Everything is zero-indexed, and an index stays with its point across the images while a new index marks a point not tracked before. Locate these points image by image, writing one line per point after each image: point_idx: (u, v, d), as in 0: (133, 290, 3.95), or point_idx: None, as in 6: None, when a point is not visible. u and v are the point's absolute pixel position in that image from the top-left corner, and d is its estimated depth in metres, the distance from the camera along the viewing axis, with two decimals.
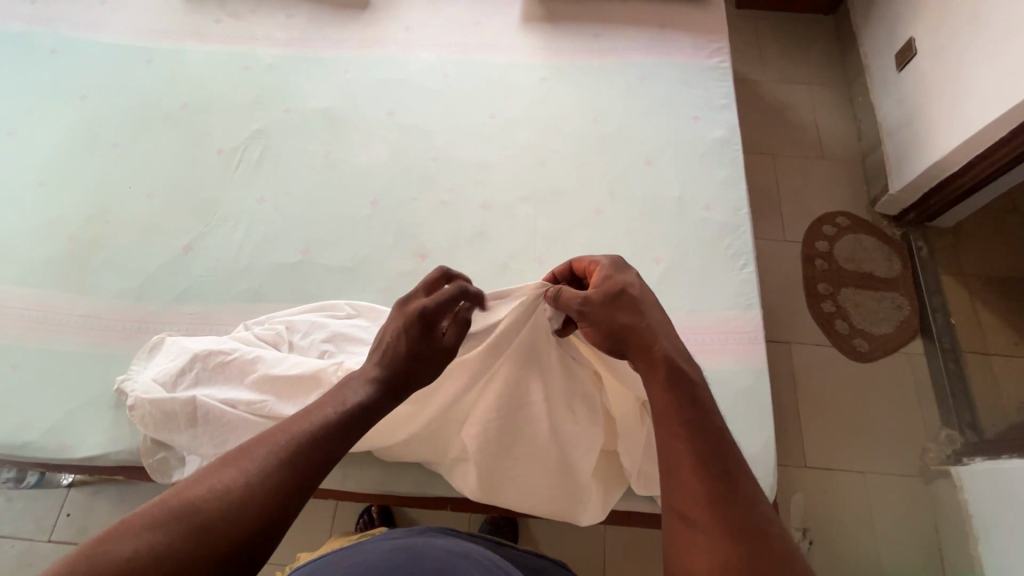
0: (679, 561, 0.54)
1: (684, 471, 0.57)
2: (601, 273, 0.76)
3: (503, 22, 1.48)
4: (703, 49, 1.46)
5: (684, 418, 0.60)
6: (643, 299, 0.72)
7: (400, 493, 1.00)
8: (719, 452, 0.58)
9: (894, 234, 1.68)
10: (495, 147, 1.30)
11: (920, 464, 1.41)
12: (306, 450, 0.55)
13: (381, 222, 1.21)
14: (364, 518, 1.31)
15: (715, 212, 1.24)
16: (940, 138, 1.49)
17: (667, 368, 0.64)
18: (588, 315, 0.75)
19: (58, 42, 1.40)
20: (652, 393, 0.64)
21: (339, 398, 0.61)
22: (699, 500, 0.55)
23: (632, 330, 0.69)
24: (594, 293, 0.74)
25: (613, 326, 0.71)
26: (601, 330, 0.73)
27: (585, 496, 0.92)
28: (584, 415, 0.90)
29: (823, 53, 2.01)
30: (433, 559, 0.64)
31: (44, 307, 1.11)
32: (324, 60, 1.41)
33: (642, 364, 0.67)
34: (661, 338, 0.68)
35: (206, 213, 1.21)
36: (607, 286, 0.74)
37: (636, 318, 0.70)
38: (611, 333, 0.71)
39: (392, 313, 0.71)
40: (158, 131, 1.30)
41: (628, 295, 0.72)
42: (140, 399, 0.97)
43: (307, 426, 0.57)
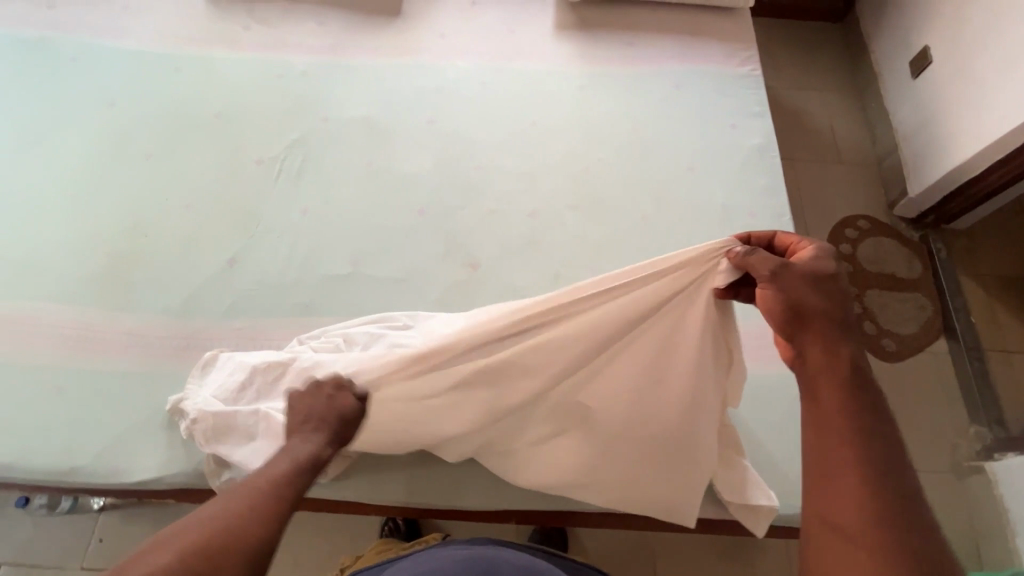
0: (827, 561, 0.58)
1: (843, 486, 0.60)
2: (811, 253, 0.72)
3: (537, 30, 1.48)
4: (734, 57, 1.48)
5: (845, 429, 0.62)
6: (840, 293, 0.69)
7: (468, 507, 0.98)
8: (884, 466, 0.60)
9: (913, 236, 1.73)
10: (538, 155, 1.30)
11: (952, 461, 1.45)
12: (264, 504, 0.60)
13: (429, 231, 1.20)
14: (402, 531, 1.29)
15: (759, 219, 1.25)
16: (960, 144, 1.54)
17: (830, 373, 0.65)
18: (781, 278, 0.70)
19: (80, 49, 1.35)
20: (811, 397, 0.65)
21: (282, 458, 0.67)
22: (859, 511, 0.58)
23: (823, 316, 0.67)
24: (799, 265, 0.70)
25: (812, 306, 0.68)
26: (785, 300, 0.69)
27: (670, 496, 0.91)
28: (679, 416, 0.87)
29: (834, 60, 2.05)
30: (508, 570, 0.69)
31: (85, 325, 1.07)
32: (358, 68, 1.38)
33: (815, 348, 0.66)
34: (834, 330, 0.67)
35: (249, 225, 1.18)
36: (817, 266, 0.70)
37: (828, 304, 0.68)
38: (794, 304, 0.68)
39: (305, 398, 0.78)
40: (192, 140, 1.27)
41: (834, 284, 0.69)
42: (202, 413, 0.94)
43: (261, 484, 0.62)
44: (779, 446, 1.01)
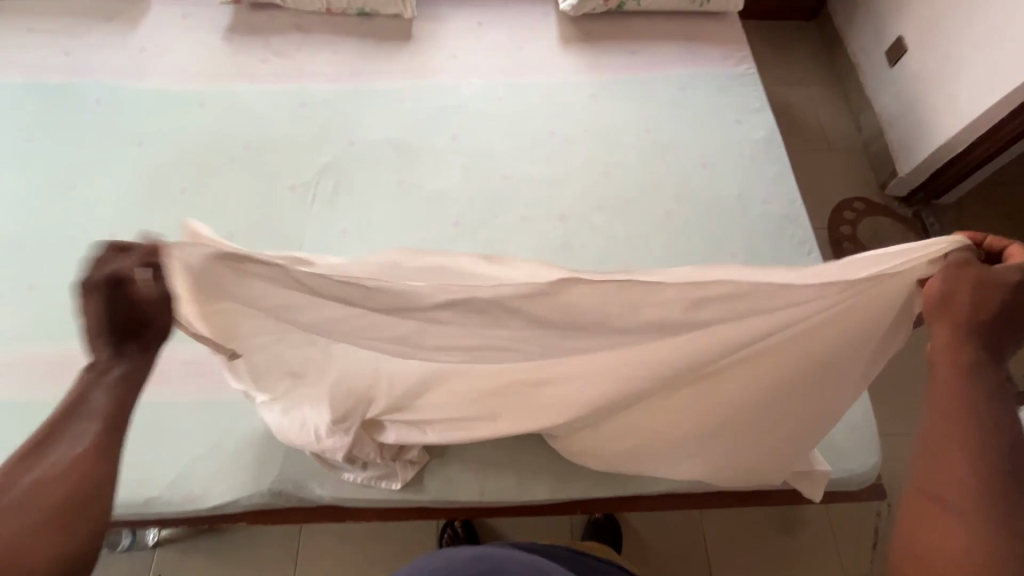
0: (914, 531, 0.53)
1: (954, 459, 0.54)
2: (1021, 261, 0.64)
3: (543, 44, 1.55)
4: (730, 58, 1.57)
5: (969, 406, 0.56)
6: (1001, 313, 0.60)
7: (538, 501, 1.02)
8: (1005, 455, 0.54)
9: (906, 214, 1.84)
10: (561, 162, 1.36)
11: None
12: (82, 471, 0.58)
13: (466, 242, 1.24)
14: (450, 534, 1.31)
15: (774, 206, 1.33)
16: (943, 124, 1.66)
17: (962, 355, 0.59)
18: (953, 271, 0.65)
19: (104, 91, 1.39)
20: (937, 371, 0.59)
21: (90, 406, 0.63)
22: (965, 487, 0.52)
23: (987, 313, 0.61)
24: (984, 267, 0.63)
25: (977, 302, 0.61)
26: (945, 287, 0.64)
27: (762, 473, 0.97)
28: (793, 406, 0.90)
29: (814, 54, 2.17)
30: (515, 570, 0.72)
31: None
32: (378, 92, 1.44)
33: (941, 338, 0.61)
34: (991, 323, 0.60)
35: (291, 248, 1.22)
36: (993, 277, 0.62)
37: (980, 312, 0.60)
38: (946, 292, 0.64)
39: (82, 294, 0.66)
40: (225, 172, 1.30)
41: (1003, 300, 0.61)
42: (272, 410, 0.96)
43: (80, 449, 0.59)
44: None
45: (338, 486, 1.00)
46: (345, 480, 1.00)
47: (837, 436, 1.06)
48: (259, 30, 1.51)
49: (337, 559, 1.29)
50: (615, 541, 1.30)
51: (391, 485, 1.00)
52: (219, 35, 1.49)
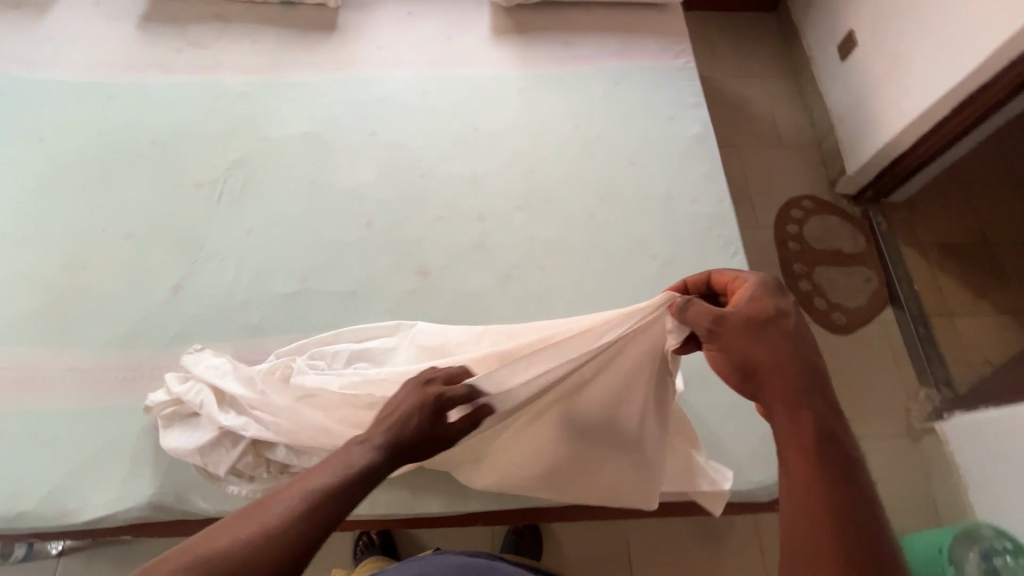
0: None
1: (811, 540, 0.54)
2: (750, 294, 0.68)
3: (475, 36, 1.50)
4: (669, 51, 1.52)
5: (813, 475, 0.57)
6: (791, 338, 0.65)
7: (429, 514, 0.98)
8: (861, 519, 0.55)
9: (855, 212, 1.80)
10: (484, 158, 1.31)
11: (906, 423, 1.51)
12: (314, 516, 0.51)
13: (378, 243, 1.20)
14: (365, 543, 1.28)
15: (702, 205, 1.29)
16: (889, 120, 1.62)
17: (788, 424, 0.61)
18: (721, 334, 0.67)
19: (7, 82, 1.33)
20: (781, 443, 0.61)
21: (345, 452, 0.58)
22: (830, 529, 0.54)
23: (774, 361, 0.64)
24: (733, 315, 0.67)
25: (762, 359, 0.64)
26: (735, 358, 0.66)
27: (634, 491, 0.93)
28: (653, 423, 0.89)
29: (770, 47, 2.12)
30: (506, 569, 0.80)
31: (24, 365, 1.04)
32: (297, 84, 1.38)
33: (768, 388, 0.63)
34: (794, 372, 0.63)
35: (192, 249, 1.17)
36: (756, 309, 0.67)
37: (776, 351, 0.64)
38: (743, 356, 0.65)
39: (407, 393, 0.67)
40: (129, 168, 1.24)
41: (774, 327, 0.65)
42: (169, 429, 0.96)
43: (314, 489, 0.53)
44: (730, 425, 1.05)
45: (220, 499, 0.96)
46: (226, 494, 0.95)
47: (745, 448, 1.03)
48: (176, 19, 1.45)
49: None
50: (535, 552, 1.27)
51: None
52: (133, 24, 1.43)
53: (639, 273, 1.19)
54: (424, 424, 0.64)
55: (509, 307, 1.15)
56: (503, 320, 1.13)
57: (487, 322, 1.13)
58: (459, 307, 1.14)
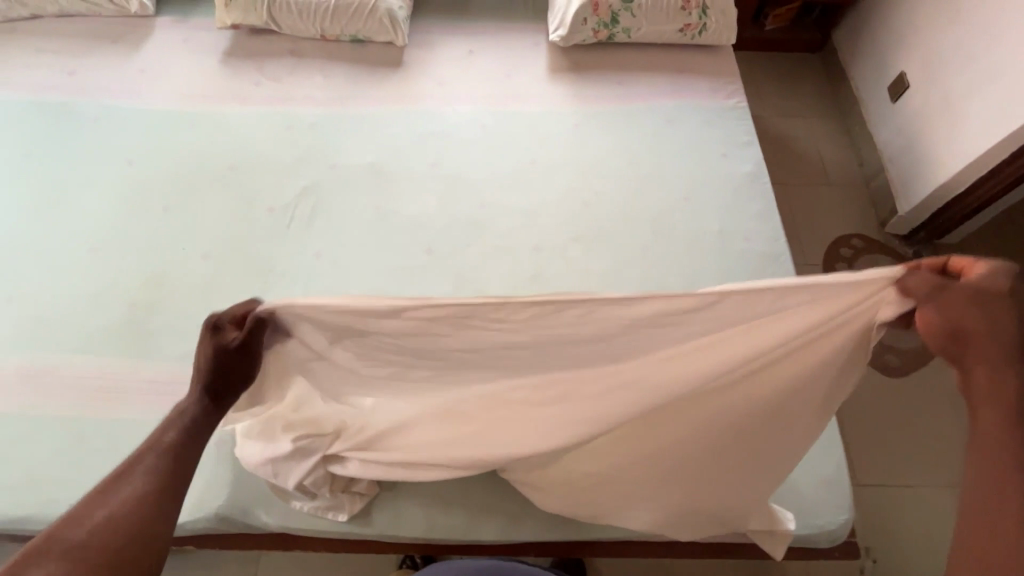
0: (979, 532, 0.61)
1: (1001, 501, 0.61)
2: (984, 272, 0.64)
3: (531, 74, 1.56)
4: (721, 91, 1.56)
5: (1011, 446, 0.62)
6: (1010, 319, 0.63)
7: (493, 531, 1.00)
8: None
9: (907, 253, 1.77)
10: (540, 191, 1.35)
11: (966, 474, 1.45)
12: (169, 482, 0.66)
13: (438, 269, 1.24)
14: (408, 566, 1.29)
15: (756, 243, 1.30)
16: (944, 162, 1.61)
17: (986, 400, 0.64)
18: (944, 303, 0.65)
19: (102, 110, 1.44)
20: (979, 399, 0.64)
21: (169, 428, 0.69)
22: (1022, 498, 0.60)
23: (986, 339, 0.64)
24: (963, 288, 0.64)
25: (981, 338, 0.64)
26: (947, 324, 0.65)
27: (738, 508, 0.94)
28: (770, 427, 0.87)
29: (817, 87, 2.14)
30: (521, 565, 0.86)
31: (106, 374, 1.10)
32: (364, 117, 1.46)
33: (975, 363, 0.64)
34: (1005, 348, 0.63)
35: (263, 270, 1.23)
36: (987, 288, 0.63)
37: (993, 330, 0.63)
38: (955, 325, 0.64)
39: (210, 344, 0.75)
40: (207, 192, 1.33)
41: (1000, 308, 0.63)
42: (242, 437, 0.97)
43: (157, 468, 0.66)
44: (790, 466, 1.03)
45: (285, 514, 0.98)
46: (290, 507, 0.98)
47: (807, 491, 1.01)
48: (255, 55, 1.55)
49: None
50: None
51: (338, 516, 0.98)
52: (216, 59, 1.54)
53: None
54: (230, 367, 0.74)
55: None
56: None
57: None
58: None
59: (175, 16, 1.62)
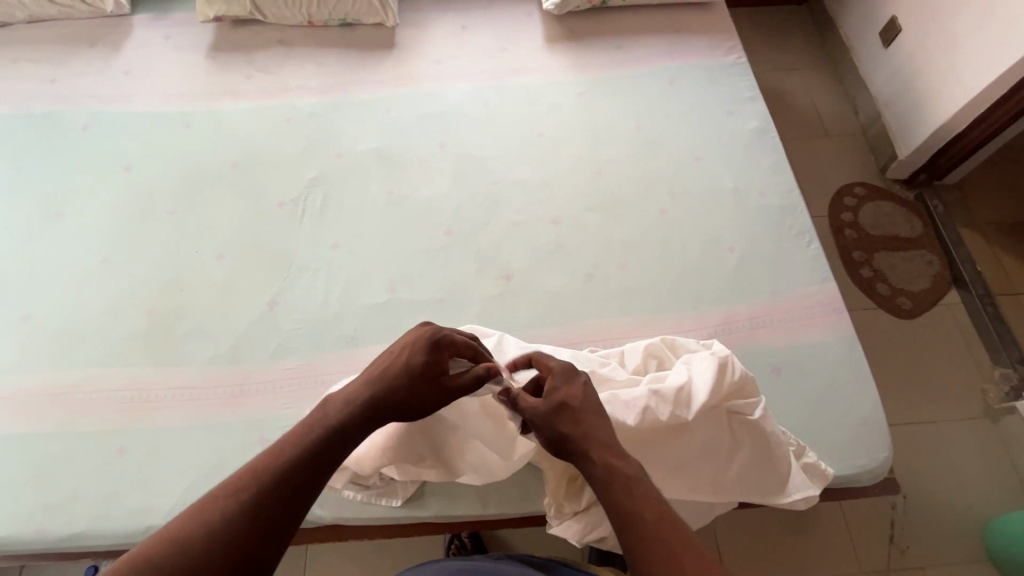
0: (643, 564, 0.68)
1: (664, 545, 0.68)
2: (551, 383, 0.85)
3: (528, 45, 1.53)
4: (720, 48, 1.55)
5: (638, 506, 0.72)
6: (583, 410, 0.82)
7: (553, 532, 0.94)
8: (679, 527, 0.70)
9: (909, 196, 1.79)
10: (551, 163, 1.34)
11: (984, 405, 1.49)
12: (281, 479, 0.71)
13: (460, 250, 1.23)
14: (456, 547, 1.30)
15: (771, 197, 1.30)
16: (942, 103, 1.62)
17: (601, 474, 0.76)
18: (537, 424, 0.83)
19: (91, 116, 1.38)
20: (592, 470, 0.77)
21: (306, 427, 0.78)
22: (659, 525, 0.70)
23: (596, 416, 0.82)
24: (541, 404, 0.83)
25: (543, 424, 0.82)
26: (546, 437, 0.82)
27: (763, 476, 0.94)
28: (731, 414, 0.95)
29: (806, 39, 2.14)
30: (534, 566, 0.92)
31: (136, 385, 1.08)
32: (364, 103, 1.42)
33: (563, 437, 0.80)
34: (573, 441, 0.80)
35: (282, 265, 1.20)
36: (552, 399, 0.83)
37: (574, 428, 0.81)
38: (551, 438, 0.82)
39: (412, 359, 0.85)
40: (213, 192, 1.29)
41: (567, 410, 0.82)
42: None
43: (271, 463, 0.72)
44: (829, 410, 1.06)
45: (339, 506, 0.98)
46: (343, 498, 0.98)
47: (848, 432, 1.04)
48: (243, 47, 1.50)
49: None
50: None
51: (391, 502, 0.98)
52: (202, 54, 1.49)
53: (718, 267, 1.21)
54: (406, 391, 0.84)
55: (594, 307, 1.17)
56: (589, 319, 1.16)
57: (575, 322, 1.15)
58: (546, 309, 1.16)
59: (153, 12, 1.55)
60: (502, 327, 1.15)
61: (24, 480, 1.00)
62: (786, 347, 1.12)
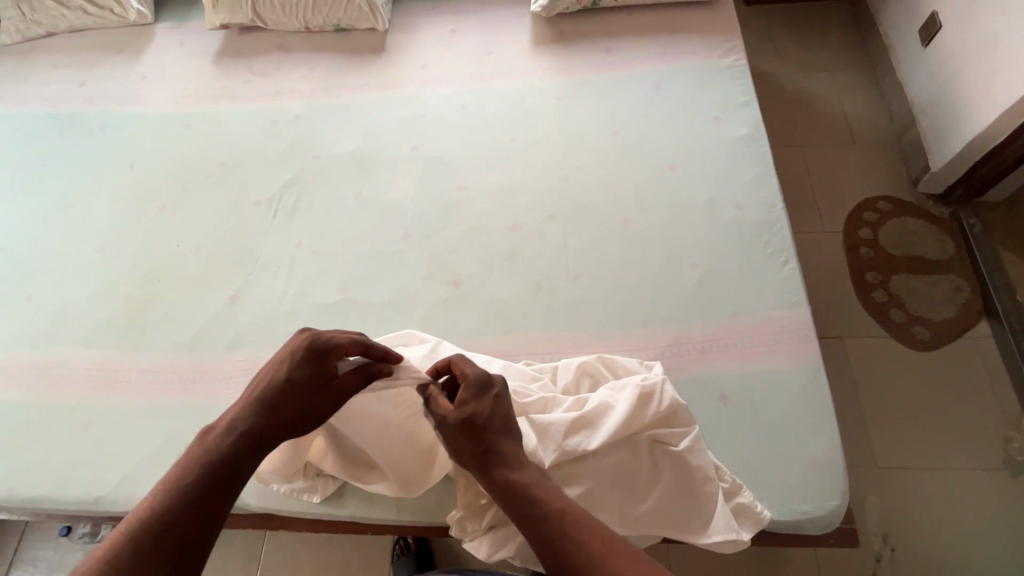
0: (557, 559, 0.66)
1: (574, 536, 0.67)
2: (463, 392, 0.81)
3: (515, 48, 1.51)
4: (718, 49, 1.45)
5: (539, 509, 0.71)
6: (494, 427, 0.79)
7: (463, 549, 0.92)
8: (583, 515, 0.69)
9: (942, 214, 1.60)
10: (517, 169, 1.32)
11: (1005, 456, 1.31)
12: (161, 526, 0.63)
13: (414, 254, 1.24)
14: (400, 546, 1.32)
15: (749, 211, 1.21)
16: (980, 109, 1.43)
17: (501, 486, 0.74)
18: (445, 434, 0.81)
19: (107, 117, 1.52)
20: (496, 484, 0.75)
21: (181, 468, 0.70)
22: (566, 519, 0.69)
23: (504, 431, 0.79)
24: (451, 417, 0.80)
25: (451, 438, 0.80)
26: (454, 449, 0.80)
27: (683, 512, 0.88)
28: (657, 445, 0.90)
29: (843, 37, 1.96)
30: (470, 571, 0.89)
31: (107, 366, 1.18)
32: (346, 106, 1.46)
33: (470, 452, 0.78)
34: (479, 456, 0.77)
35: (249, 261, 1.27)
36: (462, 412, 0.79)
37: (482, 447, 0.78)
38: (456, 451, 0.79)
39: (293, 367, 0.79)
40: (200, 189, 1.38)
41: (476, 424, 0.78)
42: None
43: (137, 521, 0.63)
44: (776, 450, 0.97)
45: (265, 496, 1.02)
46: (268, 488, 1.02)
47: (794, 473, 0.95)
48: (245, 53, 1.59)
49: (296, 564, 1.34)
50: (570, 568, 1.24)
51: (311, 498, 1.01)
52: (209, 59, 1.59)
53: (676, 283, 1.14)
54: (301, 399, 0.78)
55: (540, 319, 1.14)
56: (532, 331, 1.13)
57: (517, 332, 1.13)
58: (490, 318, 1.15)
59: (173, 21, 1.68)
60: (444, 333, 1.14)
61: (6, 444, 1.11)
62: (739, 375, 1.04)
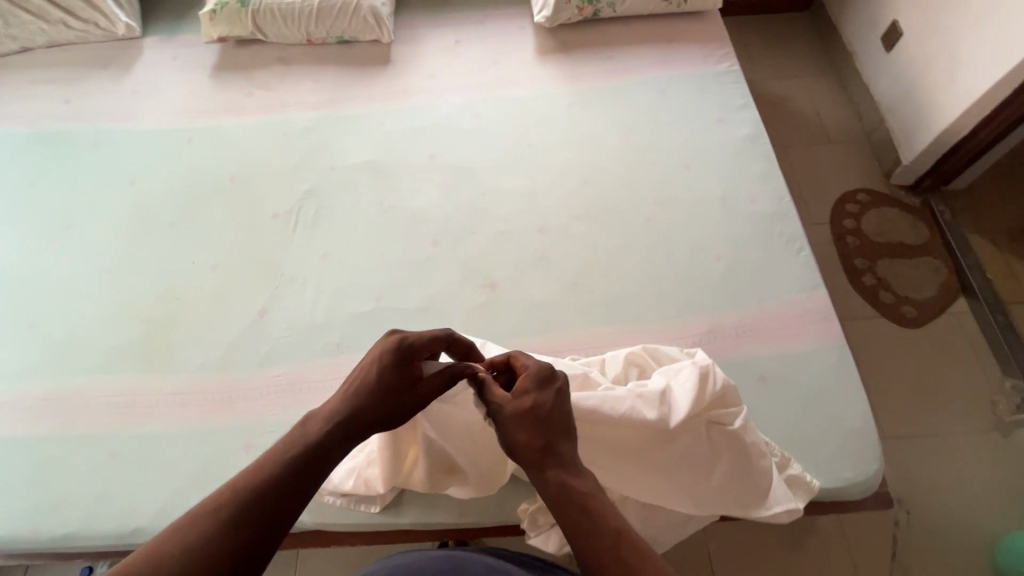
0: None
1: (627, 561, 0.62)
2: (523, 383, 0.78)
3: (520, 58, 1.56)
4: (712, 56, 1.54)
5: (595, 527, 0.66)
6: (555, 424, 0.75)
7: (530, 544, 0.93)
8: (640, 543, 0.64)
9: (915, 202, 1.75)
10: (537, 173, 1.35)
11: (994, 418, 1.44)
12: (250, 503, 0.63)
13: (445, 259, 1.24)
14: None
15: (761, 204, 1.29)
16: (944, 107, 1.58)
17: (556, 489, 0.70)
18: (500, 423, 0.77)
19: (99, 134, 1.45)
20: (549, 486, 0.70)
21: (281, 447, 0.70)
22: (621, 543, 0.64)
23: (563, 430, 0.75)
24: (509, 406, 0.76)
25: (507, 431, 0.75)
26: (509, 442, 0.75)
27: (744, 487, 0.92)
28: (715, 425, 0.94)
29: (809, 46, 2.11)
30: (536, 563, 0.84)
31: (128, 392, 1.12)
32: (358, 117, 1.46)
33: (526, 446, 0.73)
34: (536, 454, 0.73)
35: (273, 274, 1.24)
36: (522, 403, 0.76)
37: (539, 443, 0.73)
38: (510, 443, 0.75)
39: (387, 365, 0.78)
40: (211, 205, 1.34)
41: (537, 418, 0.75)
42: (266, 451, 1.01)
43: (227, 496, 0.63)
44: (816, 422, 1.03)
45: (320, 510, 1.00)
46: (323, 503, 1.00)
47: (835, 442, 1.02)
48: (244, 66, 1.56)
49: None
50: None
51: (370, 508, 0.99)
52: (206, 73, 1.55)
53: (703, 275, 1.20)
54: (389, 399, 0.77)
55: (577, 316, 1.17)
56: (572, 327, 1.16)
57: (557, 330, 1.15)
58: (529, 318, 1.17)
59: (162, 35, 1.63)
60: (485, 335, 1.15)
61: (21, 482, 1.04)
62: (773, 357, 1.10)
